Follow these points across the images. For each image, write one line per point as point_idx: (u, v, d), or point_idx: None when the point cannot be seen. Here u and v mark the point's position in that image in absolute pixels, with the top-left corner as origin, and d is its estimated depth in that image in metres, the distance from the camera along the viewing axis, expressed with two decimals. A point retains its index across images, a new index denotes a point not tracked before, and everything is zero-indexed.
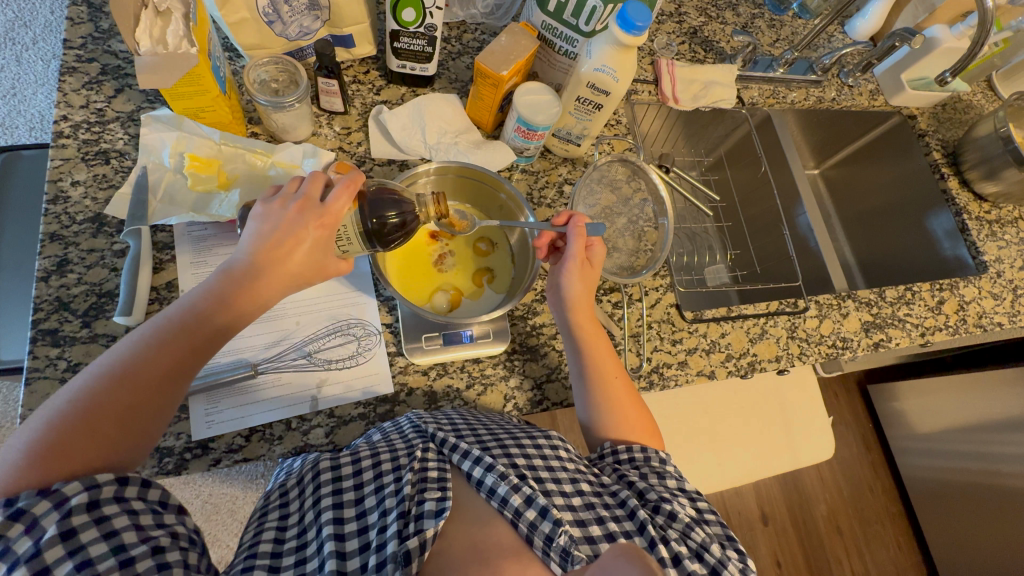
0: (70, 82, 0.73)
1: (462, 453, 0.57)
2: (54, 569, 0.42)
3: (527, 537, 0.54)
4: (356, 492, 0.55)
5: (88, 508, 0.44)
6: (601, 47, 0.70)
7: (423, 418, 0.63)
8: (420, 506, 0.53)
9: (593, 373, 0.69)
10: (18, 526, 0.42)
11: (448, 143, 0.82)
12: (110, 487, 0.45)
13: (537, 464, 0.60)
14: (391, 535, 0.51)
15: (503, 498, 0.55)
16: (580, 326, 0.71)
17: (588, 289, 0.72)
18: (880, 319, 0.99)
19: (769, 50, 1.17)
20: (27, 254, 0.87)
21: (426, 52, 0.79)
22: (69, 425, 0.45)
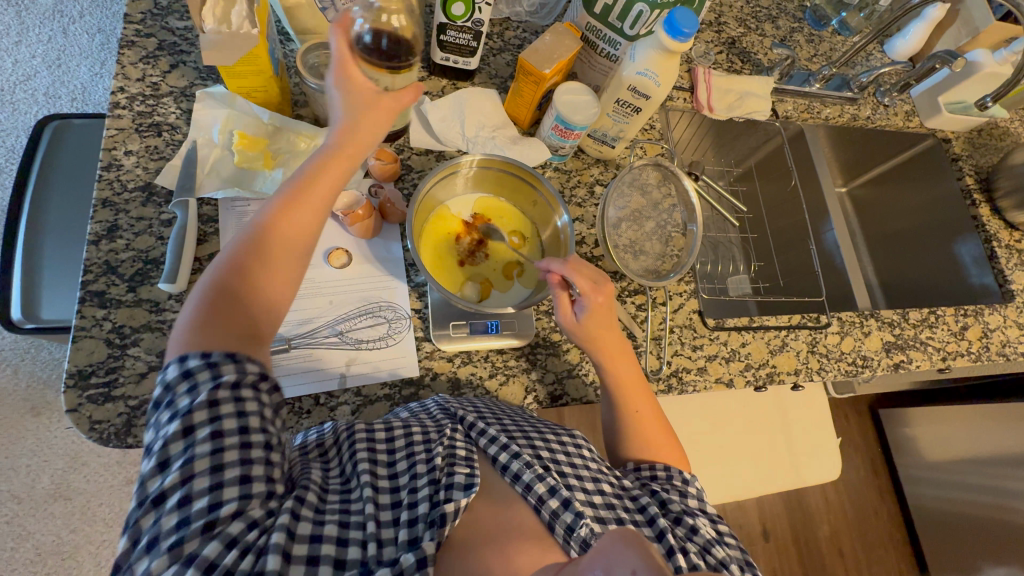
0: (128, 55, 0.75)
1: (489, 437, 0.60)
2: (198, 429, 0.46)
3: (548, 523, 0.56)
4: (388, 454, 0.58)
5: (234, 387, 0.48)
6: (646, 50, 0.71)
7: (450, 402, 0.66)
8: (450, 477, 0.55)
9: (618, 403, 0.70)
10: (184, 384, 0.47)
11: (486, 136, 0.84)
12: (255, 375, 0.49)
13: (561, 459, 0.62)
14: (423, 497, 0.54)
15: (527, 484, 0.57)
16: (602, 361, 0.70)
17: (604, 322, 0.69)
18: (902, 341, 0.99)
19: (806, 65, 1.17)
20: (72, 220, 0.89)
21: (470, 46, 0.81)
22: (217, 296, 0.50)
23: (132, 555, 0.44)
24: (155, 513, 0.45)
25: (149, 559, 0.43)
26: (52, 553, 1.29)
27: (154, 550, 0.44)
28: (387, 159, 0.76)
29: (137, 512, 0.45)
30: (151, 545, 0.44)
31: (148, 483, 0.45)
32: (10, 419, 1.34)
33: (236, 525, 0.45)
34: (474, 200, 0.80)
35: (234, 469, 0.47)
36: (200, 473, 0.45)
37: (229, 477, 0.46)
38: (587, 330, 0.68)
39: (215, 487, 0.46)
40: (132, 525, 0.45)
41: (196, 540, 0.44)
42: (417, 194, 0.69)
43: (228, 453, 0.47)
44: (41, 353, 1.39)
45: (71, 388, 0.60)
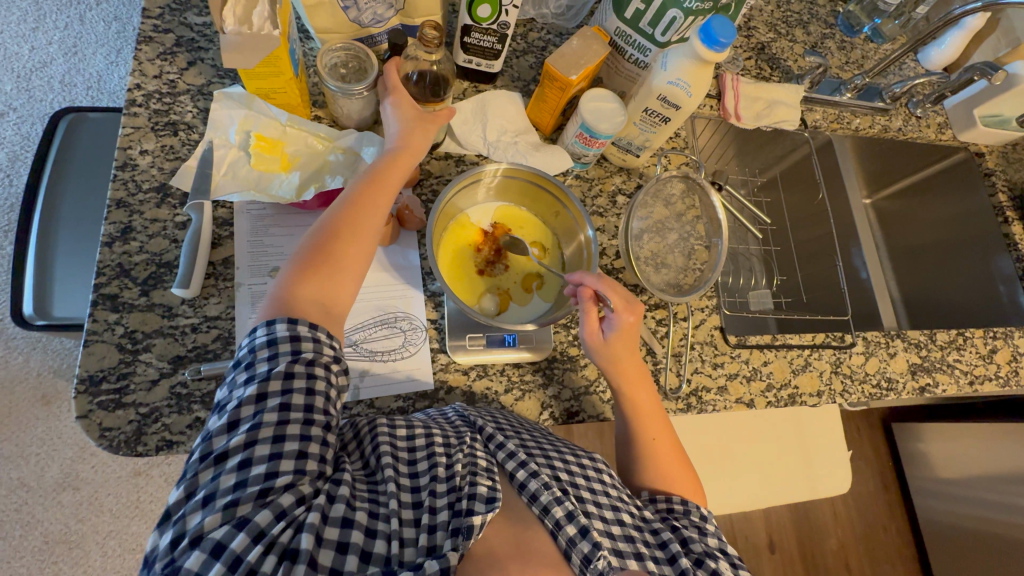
0: (146, 51, 0.74)
1: (509, 453, 0.58)
2: (270, 397, 0.50)
3: (564, 550, 0.54)
4: (410, 453, 0.57)
5: (308, 363, 0.52)
6: (678, 59, 0.68)
7: (469, 410, 0.65)
8: (472, 488, 0.54)
9: (637, 431, 0.69)
10: (266, 350, 0.51)
11: (507, 142, 0.81)
12: (328, 355, 0.54)
13: (580, 483, 0.60)
14: (443, 505, 0.53)
15: (544, 507, 0.55)
16: (623, 386, 0.68)
17: (627, 346, 0.68)
18: (928, 363, 0.96)
19: (837, 73, 1.13)
20: (85, 216, 0.88)
21: (494, 49, 0.78)
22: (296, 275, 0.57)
23: (186, 507, 0.46)
24: (217, 470, 0.47)
25: (202, 514, 0.45)
26: (60, 543, 1.29)
27: (210, 507, 0.46)
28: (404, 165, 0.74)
29: (200, 465, 0.47)
30: (207, 501, 0.46)
31: (217, 440, 0.48)
32: (19, 408, 1.35)
33: (288, 498, 0.47)
34: (494, 209, 0.77)
35: (296, 443, 0.49)
36: (266, 440, 0.48)
37: (290, 449, 0.49)
38: (610, 353, 0.68)
39: (277, 456, 0.48)
40: (192, 476, 0.47)
41: (249, 504, 0.46)
42: (439, 203, 0.67)
43: (292, 427, 0.49)
44: (52, 343, 1.39)
45: (82, 394, 0.59)
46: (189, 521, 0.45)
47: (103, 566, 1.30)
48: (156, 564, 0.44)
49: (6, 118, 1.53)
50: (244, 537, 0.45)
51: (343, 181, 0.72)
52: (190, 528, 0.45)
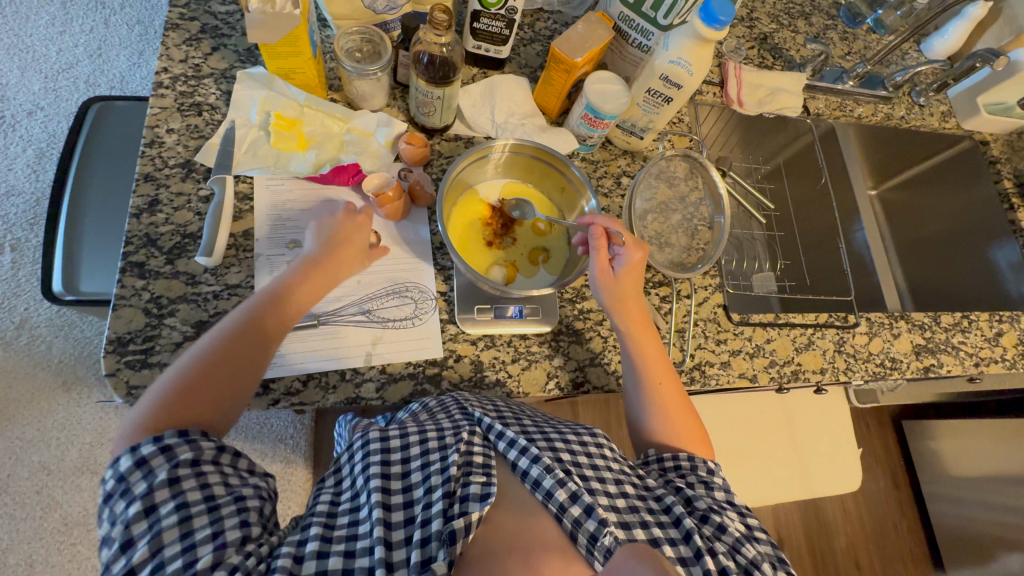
0: (172, 37, 0.78)
1: (508, 442, 0.61)
2: (161, 505, 0.50)
3: (571, 532, 0.57)
4: (402, 465, 0.60)
5: (196, 453, 0.52)
6: (679, 39, 0.71)
7: (467, 399, 0.67)
8: (466, 488, 0.57)
9: (644, 376, 0.70)
10: (142, 469, 0.51)
11: (515, 124, 0.84)
12: (213, 451, 0.54)
13: (583, 462, 0.63)
14: (437, 513, 0.55)
15: (547, 491, 0.58)
16: (628, 327, 0.71)
17: (632, 285, 0.72)
18: (933, 344, 0.96)
19: (839, 62, 1.15)
20: (111, 199, 0.93)
21: (502, 35, 0.81)
22: (191, 376, 0.56)
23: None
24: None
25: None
26: (78, 525, 1.33)
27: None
28: (416, 143, 0.77)
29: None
30: None
31: (115, 565, 0.49)
32: (42, 393, 1.39)
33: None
34: (501, 185, 0.80)
35: (205, 529, 0.50)
36: (172, 540, 0.49)
37: (202, 536, 0.50)
38: (619, 288, 0.71)
39: (188, 548, 0.49)
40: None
41: None
42: (450, 175, 0.70)
43: (197, 519, 0.50)
44: (74, 330, 1.44)
45: (110, 353, 0.62)
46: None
47: None
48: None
49: (34, 116, 1.59)
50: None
51: (357, 159, 0.76)
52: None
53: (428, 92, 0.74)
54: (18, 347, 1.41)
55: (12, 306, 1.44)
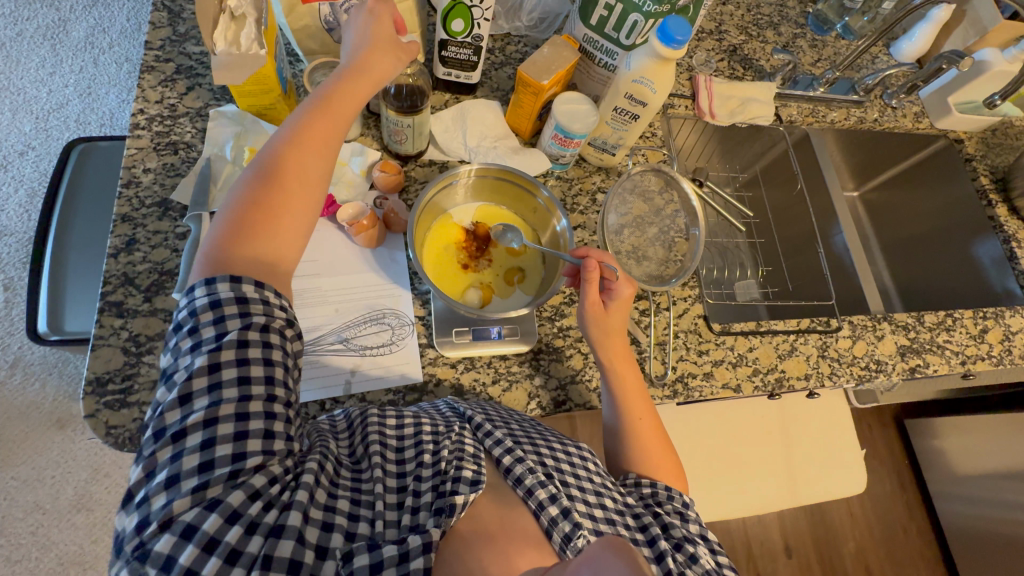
0: (148, 79, 0.80)
1: (496, 440, 0.63)
2: (225, 369, 0.50)
3: (547, 530, 0.58)
4: (399, 442, 0.62)
5: (262, 329, 0.53)
6: (640, 59, 0.72)
7: (458, 403, 0.69)
8: (458, 471, 0.58)
9: (623, 408, 0.72)
10: (210, 314, 0.52)
11: (488, 147, 0.86)
12: (281, 321, 0.56)
13: (565, 469, 0.64)
14: (428, 488, 0.58)
15: (529, 489, 0.60)
16: (610, 360, 0.73)
17: (618, 322, 0.74)
18: (917, 344, 0.97)
19: (809, 69, 1.17)
20: (95, 237, 0.94)
21: (471, 61, 0.83)
22: (241, 223, 0.57)
23: (150, 486, 0.47)
24: (177, 450, 0.48)
25: (168, 497, 0.46)
26: (74, 564, 1.32)
27: (174, 490, 0.47)
28: (389, 170, 0.78)
29: (156, 445, 0.48)
30: (171, 483, 0.47)
31: (170, 415, 0.49)
32: (36, 432, 1.39)
33: (260, 479, 0.49)
34: (475, 209, 0.81)
35: (260, 422, 0.51)
36: (227, 417, 0.49)
37: (255, 428, 0.50)
38: (606, 323, 0.73)
39: (242, 436, 0.50)
40: (150, 455, 0.48)
41: (220, 486, 0.48)
42: (420, 201, 0.70)
43: (254, 404, 0.51)
44: (67, 367, 1.45)
45: (89, 394, 0.63)
46: (153, 503, 0.46)
47: None
48: (125, 544, 0.46)
49: (26, 156, 1.62)
50: (217, 519, 0.46)
51: (332, 189, 0.78)
52: (156, 510, 0.46)
53: (400, 121, 0.75)
54: (12, 387, 1.41)
55: (6, 346, 1.44)
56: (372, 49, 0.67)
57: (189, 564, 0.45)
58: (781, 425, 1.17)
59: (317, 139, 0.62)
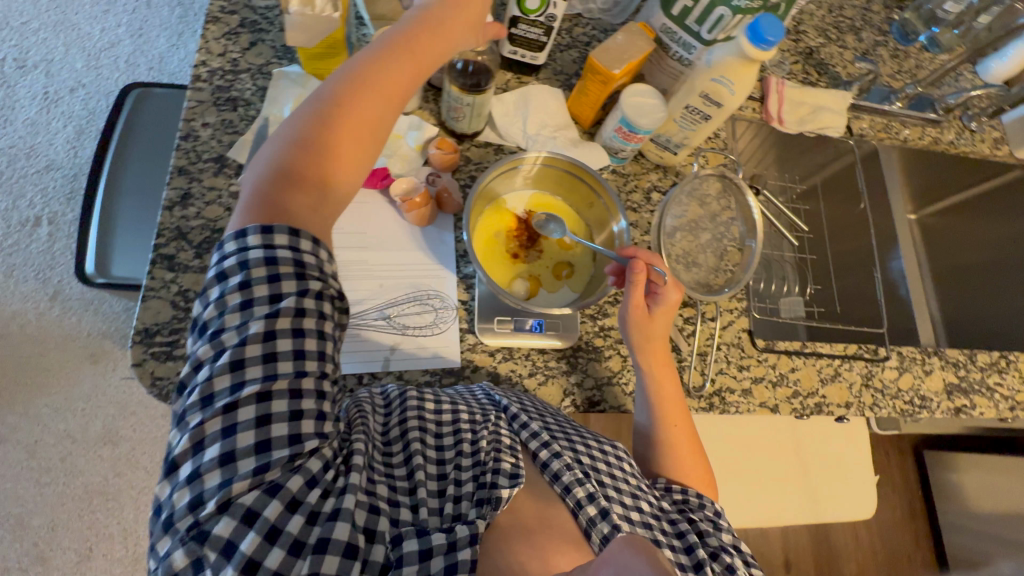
0: (212, 30, 0.78)
1: (533, 432, 0.63)
2: (280, 338, 0.49)
3: (585, 529, 0.58)
4: (437, 427, 0.62)
5: (317, 298, 0.52)
6: (722, 56, 0.68)
7: (495, 389, 0.69)
8: (497, 463, 0.58)
9: (659, 415, 0.70)
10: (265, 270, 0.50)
11: (547, 136, 0.83)
12: (335, 292, 0.55)
13: (602, 468, 0.63)
14: (468, 478, 0.58)
15: (566, 487, 0.60)
16: (650, 366, 0.71)
17: (661, 327, 0.71)
18: (965, 384, 0.93)
19: (888, 81, 1.10)
20: (145, 183, 0.94)
21: (540, 41, 0.80)
22: (287, 168, 0.54)
23: (201, 461, 0.46)
24: (231, 423, 0.47)
25: (225, 476, 0.46)
26: (97, 494, 1.37)
27: (231, 469, 0.46)
28: (446, 148, 0.77)
29: (204, 415, 0.47)
30: (224, 461, 0.46)
31: (218, 381, 0.48)
32: (70, 364, 1.44)
33: (315, 463, 0.50)
34: (528, 196, 0.79)
35: (311, 401, 0.50)
36: (281, 392, 0.49)
37: (308, 408, 0.50)
38: (648, 329, 0.71)
39: (296, 416, 0.49)
40: (198, 425, 0.47)
41: (280, 470, 0.48)
42: (479, 185, 0.69)
43: (307, 380, 0.50)
44: (102, 305, 1.49)
45: (138, 344, 0.64)
46: (208, 481, 0.46)
47: (136, 519, 1.38)
48: (180, 520, 0.45)
49: (76, 93, 1.64)
50: (279, 505, 0.47)
51: (387, 161, 0.76)
52: (212, 489, 0.46)
53: (462, 100, 0.73)
54: (50, 318, 1.46)
55: (46, 278, 1.49)
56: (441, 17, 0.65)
57: (250, 551, 0.46)
58: (803, 445, 1.14)
59: (385, 94, 0.60)
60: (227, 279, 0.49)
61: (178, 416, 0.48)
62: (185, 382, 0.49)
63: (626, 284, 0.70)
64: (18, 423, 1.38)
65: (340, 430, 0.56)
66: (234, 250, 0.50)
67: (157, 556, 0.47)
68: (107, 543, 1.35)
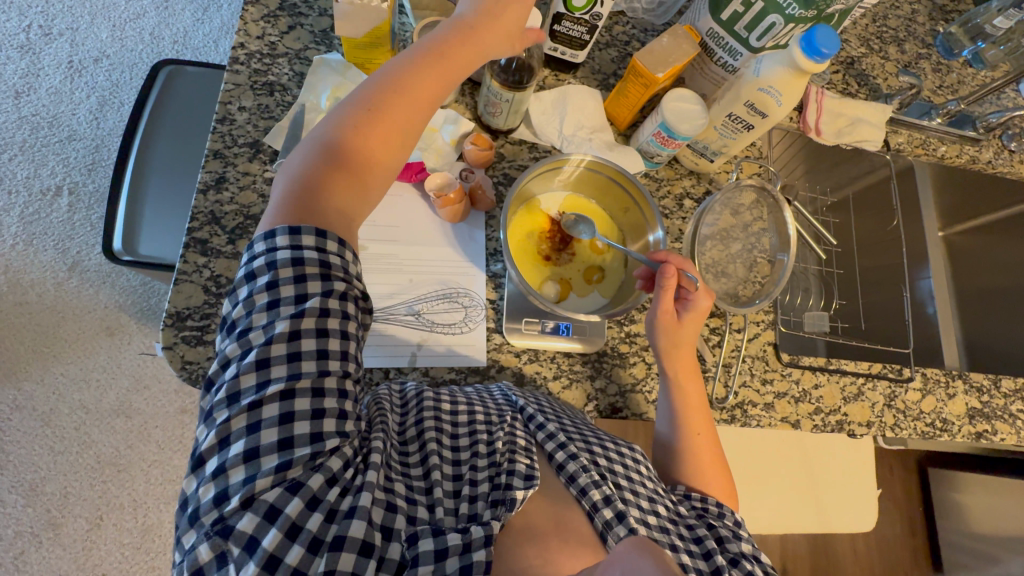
0: (251, 12, 0.77)
1: (550, 434, 0.62)
2: (304, 338, 0.50)
3: (601, 533, 0.57)
4: (453, 428, 0.62)
5: (340, 299, 0.53)
6: (772, 66, 0.66)
7: (513, 390, 0.69)
8: (512, 464, 0.58)
9: (682, 424, 0.70)
10: (291, 270, 0.51)
11: (582, 138, 0.81)
12: (358, 293, 0.55)
13: (618, 471, 0.63)
14: (484, 479, 0.58)
15: (582, 489, 0.59)
16: (675, 373, 0.71)
17: (690, 334, 0.70)
18: (988, 410, 0.92)
19: (929, 96, 1.08)
20: (174, 162, 0.94)
21: (582, 39, 0.78)
22: (314, 173, 0.55)
23: (227, 457, 0.47)
24: (254, 420, 0.47)
25: (248, 473, 0.47)
26: (109, 465, 1.39)
27: (254, 465, 0.47)
28: (482, 144, 0.76)
29: (231, 411, 0.48)
30: (250, 456, 0.47)
31: (245, 379, 0.49)
32: (87, 335, 1.45)
33: (335, 462, 0.50)
34: (562, 197, 0.78)
35: (332, 400, 0.51)
36: (304, 391, 0.49)
37: (329, 407, 0.50)
38: (676, 335, 0.70)
39: (317, 414, 0.49)
40: (224, 422, 0.47)
41: (301, 468, 0.48)
42: (519, 184, 0.69)
43: (329, 381, 0.51)
44: (120, 278, 1.50)
45: (169, 327, 0.64)
46: (232, 477, 0.47)
47: (146, 491, 1.39)
48: (204, 516, 0.46)
49: (100, 64, 1.63)
50: (298, 503, 0.47)
51: (422, 155, 0.76)
52: (237, 484, 0.46)
53: (502, 96, 0.72)
54: (68, 288, 1.47)
55: (65, 248, 1.49)
56: (476, 22, 0.63)
57: (271, 548, 0.46)
58: (811, 456, 1.14)
59: (416, 101, 0.60)
60: (255, 278, 0.49)
61: (206, 413, 0.49)
62: (214, 379, 0.50)
63: (656, 289, 0.69)
64: (34, 390, 1.40)
65: (360, 427, 0.56)
66: (263, 250, 0.51)
67: (183, 549, 0.47)
68: (117, 513, 1.36)
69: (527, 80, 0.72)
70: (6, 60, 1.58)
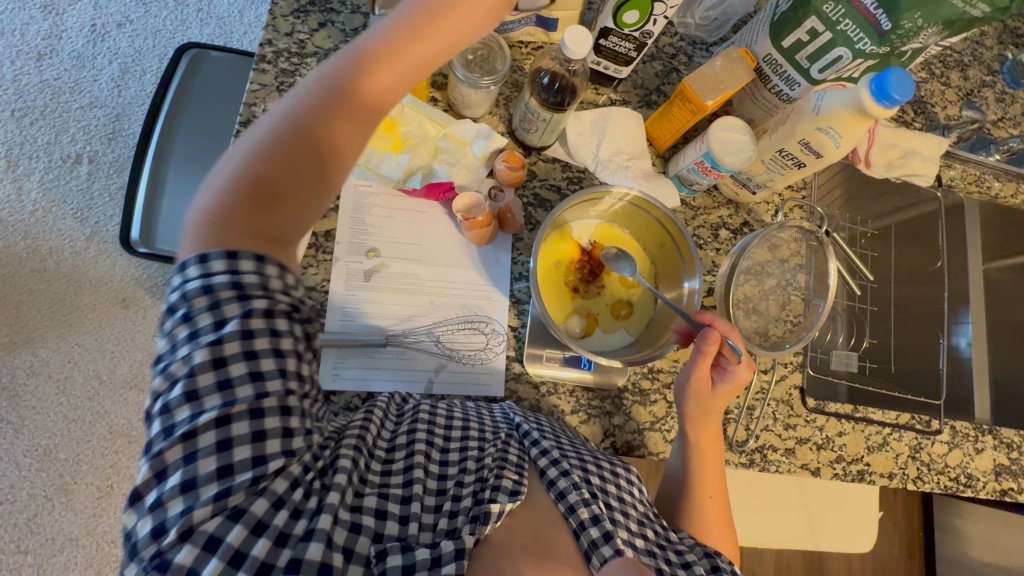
0: (281, 7, 0.73)
1: (542, 451, 0.60)
2: (229, 364, 0.45)
3: (586, 551, 0.54)
4: (443, 442, 0.60)
5: (266, 316, 0.47)
6: (834, 104, 0.62)
7: (516, 411, 0.66)
8: (498, 480, 0.56)
9: (696, 479, 0.67)
10: (205, 299, 0.45)
11: (619, 164, 0.77)
12: (287, 303, 0.49)
13: (611, 491, 0.60)
14: (468, 493, 0.56)
15: (571, 506, 0.56)
16: (698, 436, 0.68)
17: (722, 404, 0.67)
18: (1016, 467, 0.89)
19: (989, 130, 1.02)
20: (194, 151, 0.91)
21: (628, 55, 0.73)
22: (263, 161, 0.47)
23: (163, 490, 0.43)
24: (189, 450, 0.44)
25: (186, 504, 0.43)
26: (121, 435, 1.41)
27: (192, 496, 0.43)
28: (513, 163, 0.72)
29: (164, 444, 0.43)
30: (185, 489, 0.43)
31: (176, 412, 0.44)
32: (102, 306, 1.45)
33: (280, 484, 0.47)
34: (595, 227, 0.76)
35: (274, 419, 0.47)
36: (239, 415, 0.45)
37: (270, 428, 0.47)
38: (708, 404, 0.67)
39: (257, 437, 0.46)
40: (157, 455, 0.43)
41: (242, 493, 0.45)
42: (556, 212, 0.67)
43: (269, 400, 0.47)
44: None
45: None
46: (170, 509, 0.43)
47: None
48: (142, 551, 0.42)
49: (123, 29, 1.59)
50: (241, 530, 0.44)
51: (450, 172, 0.72)
52: (174, 518, 0.43)
53: (539, 115, 0.68)
54: (85, 258, 1.46)
55: (85, 216, 1.48)
56: None
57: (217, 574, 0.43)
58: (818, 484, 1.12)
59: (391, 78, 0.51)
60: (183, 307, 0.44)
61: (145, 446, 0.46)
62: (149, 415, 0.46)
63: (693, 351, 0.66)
64: (50, 357, 1.41)
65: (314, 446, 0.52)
66: (195, 276, 0.45)
67: None
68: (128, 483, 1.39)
69: (569, 100, 0.68)
70: (30, 19, 1.54)
